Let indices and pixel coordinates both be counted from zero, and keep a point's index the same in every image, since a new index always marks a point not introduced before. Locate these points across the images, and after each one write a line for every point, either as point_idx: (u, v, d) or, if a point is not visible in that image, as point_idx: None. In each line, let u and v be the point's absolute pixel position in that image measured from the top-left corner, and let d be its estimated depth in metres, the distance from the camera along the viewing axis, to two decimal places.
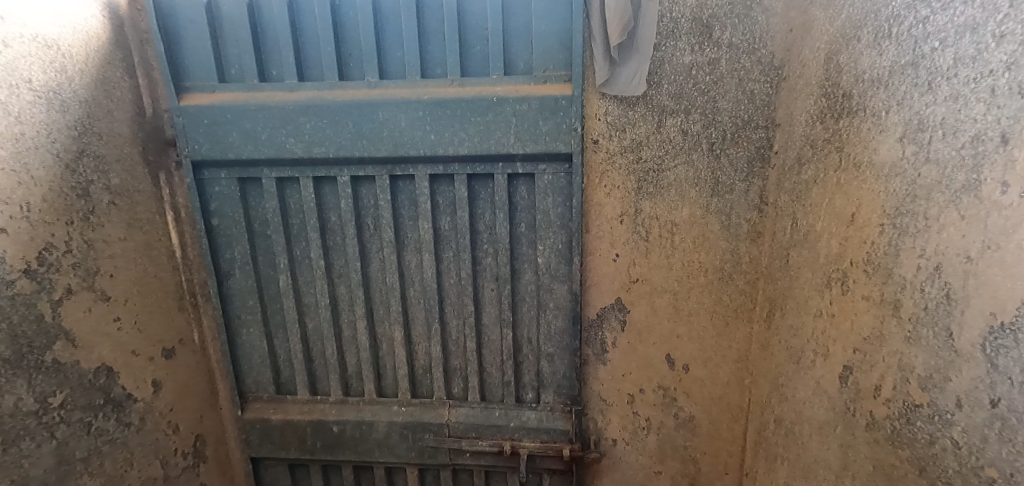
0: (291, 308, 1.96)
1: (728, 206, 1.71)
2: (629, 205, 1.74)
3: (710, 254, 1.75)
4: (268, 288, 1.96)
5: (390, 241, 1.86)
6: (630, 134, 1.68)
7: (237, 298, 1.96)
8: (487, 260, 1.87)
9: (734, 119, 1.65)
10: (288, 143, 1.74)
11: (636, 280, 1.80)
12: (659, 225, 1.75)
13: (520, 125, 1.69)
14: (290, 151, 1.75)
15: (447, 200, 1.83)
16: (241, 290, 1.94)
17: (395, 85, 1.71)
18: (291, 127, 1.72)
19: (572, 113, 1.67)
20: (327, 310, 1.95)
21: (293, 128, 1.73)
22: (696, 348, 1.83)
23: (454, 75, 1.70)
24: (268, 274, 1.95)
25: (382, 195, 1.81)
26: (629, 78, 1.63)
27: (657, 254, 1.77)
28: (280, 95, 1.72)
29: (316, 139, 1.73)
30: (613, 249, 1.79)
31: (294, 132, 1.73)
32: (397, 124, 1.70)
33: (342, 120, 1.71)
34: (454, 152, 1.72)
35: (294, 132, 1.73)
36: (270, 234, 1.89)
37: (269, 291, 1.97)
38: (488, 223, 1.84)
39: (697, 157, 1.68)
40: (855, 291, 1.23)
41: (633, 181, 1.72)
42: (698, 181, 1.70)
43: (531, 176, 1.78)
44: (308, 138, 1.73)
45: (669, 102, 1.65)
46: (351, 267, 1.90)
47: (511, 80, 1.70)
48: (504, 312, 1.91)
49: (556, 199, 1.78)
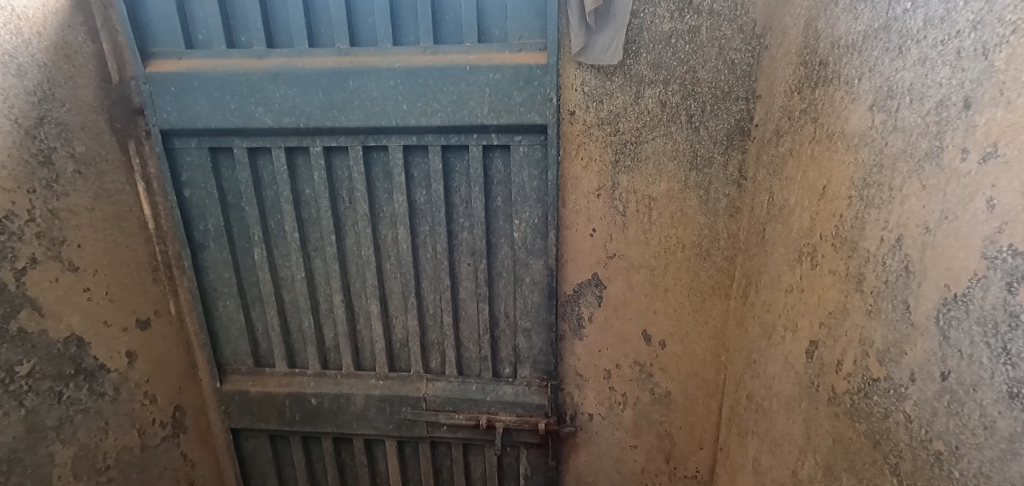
0: (267, 282, 1.95)
1: (706, 180, 1.68)
2: (606, 178, 1.71)
3: (688, 229, 1.73)
4: (243, 261, 1.95)
5: (365, 213, 1.83)
6: (607, 105, 1.65)
7: (212, 270, 1.94)
8: (462, 234, 1.85)
9: (714, 90, 1.61)
10: (258, 113, 1.71)
11: (613, 255, 1.78)
12: (636, 200, 1.72)
13: (494, 95, 1.65)
14: (261, 120, 1.72)
15: (423, 172, 1.80)
16: (216, 262, 1.93)
17: (366, 53, 1.67)
18: (261, 95, 1.69)
19: (546, 83, 1.63)
20: (303, 284, 1.94)
21: (262, 97, 1.69)
22: (672, 324, 1.82)
23: (427, 43, 1.66)
24: (243, 247, 1.93)
25: (356, 167, 1.78)
26: (606, 46, 1.59)
27: (634, 229, 1.75)
28: (248, 63, 1.69)
29: (286, 108, 1.69)
30: (590, 224, 1.76)
31: (264, 101, 1.69)
32: (368, 93, 1.66)
33: (312, 89, 1.67)
34: (427, 123, 1.68)
35: (263, 101, 1.69)
36: (244, 206, 1.87)
37: (245, 263, 1.95)
38: (463, 196, 1.81)
39: (675, 129, 1.65)
40: (824, 265, 1.21)
41: (610, 153, 1.69)
42: (677, 154, 1.67)
43: (507, 148, 1.74)
44: (279, 108, 1.70)
45: (647, 73, 1.61)
46: (326, 240, 1.88)
47: (485, 48, 1.66)
48: (481, 286, 1.89)
49: (533, 171, 1.74)
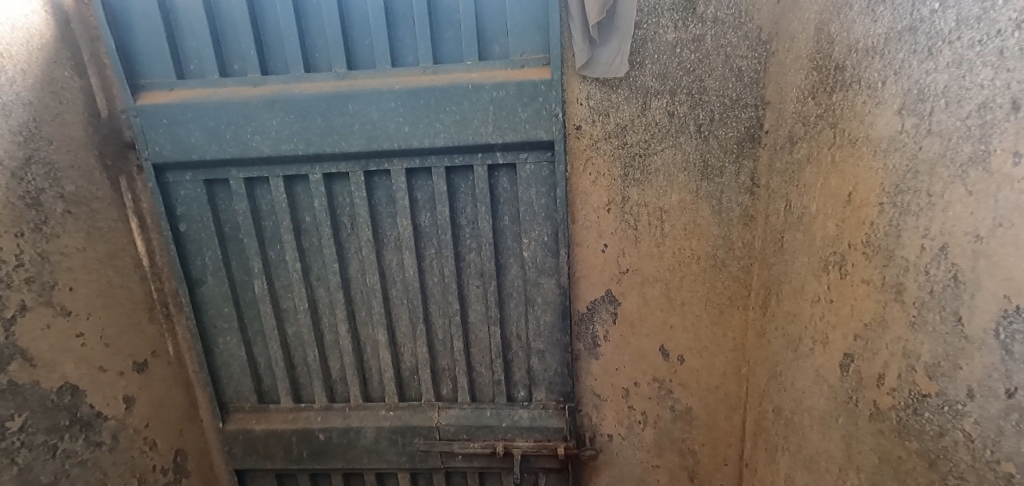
0: (269, 315, 1.87)
1: (719, 190, 1.64)
2: (616, 193, 1.67)
3: (702, 241, 1.69)
4: (243, 294, 1.87)
5: (369, 240, 1.77)
6: (614, 118, 1.61)
7: (211, 305, 1.87)
8: (470, 257, 1.79)
9: (722, 98, 1.57)
10: (254, 142, 1.65)
11: (626, 270, 1.73)
12: (648, 213, 1.68)
13: (498, 113, 1.60)
14: (257, 149, 1.65)
15: (427, 194, 1.74)
16: (214, 297, 1.85)
17: (365, 75, 1.62)
18: (256, 124, 1.63)
19: (552, 98, 1.59)
20: (307, 315, 1.86)
21: (258, 125, 1.63)
22: (691, 338, 1.77)
23: (427, 63, 1.61)
24: (242, 280, 1.85)
25: (357, 193, 1.72)
26: (610, 59, 1.55)
27: (647, 243, 1.70)
28: (242, 91, 1.63)
29: (283, 135, 1.64)
30: (602, 240, 1.72)
31: (260, 130, 1.63)
32: (368, 117, 1.61)
33: (310, 115, 1.62)
34: (430, 144, 1.63)
35: (259, 129, 1.63)
36: (242, 238, 1.80)
37: (245, 297, 1.87)
38: (470, 217, 1.75)
39: (685, 140, 1.61)
40: (854, 275, 1.17)
41: (619, 167, 1.65)
42: (687, 165, 1.63)
43: (512, 166, 1.69)
44: (276, 136, 1.64)
45: (654, 83, 1.57)
46: (329, 269, 1.81)
47: (487, 66, 1.61)
48: (491, 309, 1.83)
49: (541, 189, 1.69)
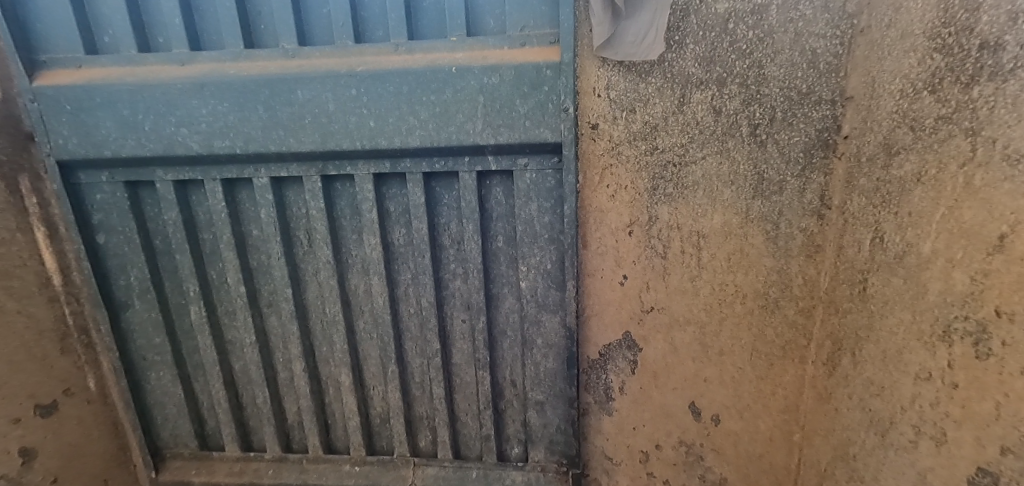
0: (208, 348, 1.50)
1: (776, 211, 1.26)
2: (641, 211, 1.30)
3: (750, 275, 1.31)
4: (179, 321, 1.50)
5: (329, 261, 1.39)
6: (641, 115, 1.23)
7: (139, 334, 1.50)
8: (454, 285, 1.42)
9: (786, 91, 1.19)
10: (179, 136, 1.25)
11: (651, 308, 1.37)
12: (681, 238, 1.31)
13: (491, 105, 1.22)
14: (184, 146, 1.26)
15: (401, 207, 1.37)
16: (142, 324, 1.48)
17: (321, 53, 1.24)
18: (182, 113, 1.24)
19: (561, 87, 1.21)
20: (254, 350, 1.49)
21: (185, 115, 1.24)
22: (729, 395, 1.40)
23: (400, 39, 1.24)
24: (176, 303, 1.47)
25: (313, 202, 1.34)
26: (640, 36, 1.18)
27: (679, 276, 1.33)
28: (166, 71, 1.24)
29: (217, 129, 1.24)
30: (620, 270, 1.35)
31: (186, 121, 1.24)
32: (324, 108, 1.22)
33: (248, 103, 1.22)
34: (402, 145, 1.25)
35: (185, 120, 1.24)
36: (174, 254, 1.41)
37: (181, 325, 1.50)
38: (454, 236, 1.38)
39: (733, 145, 1.23)
40: (1003, 359, 0.79)
41: (647, 179, 1.28)
42: (734, 177, 1.25)
43: (508, 174, 1.32)
44: (207, 128, 1.24)
45: (696, 71, 1.20)
46: (280, 294, 1.43)
47: (478, 43, 1.24)
48: (480, 350, 1.46)
49: (544, 204, 1.32)
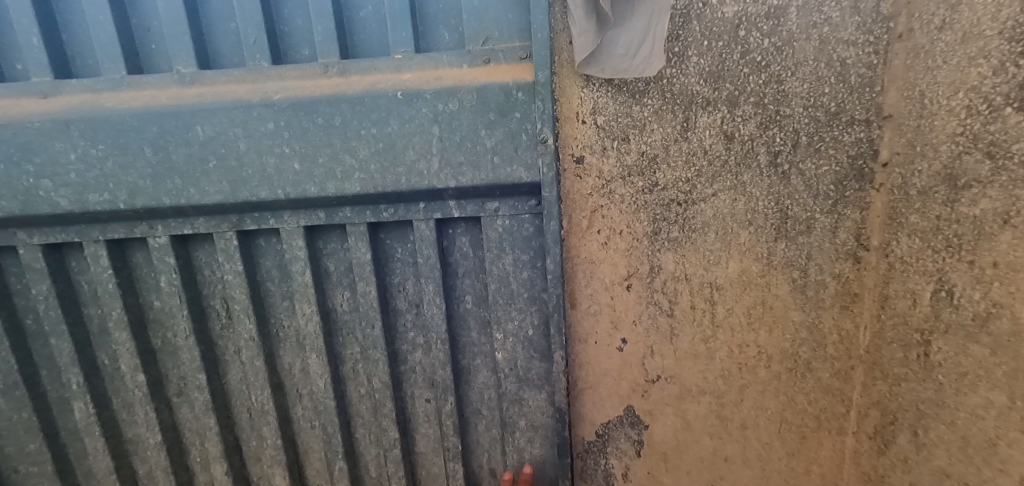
0: (100, 454, 1.12)
1: (804, 255, 1.03)
2: (640, 259, 1.06)
3: (776, 333, 1.08)
4: (62, 420, 1.11)
5: (252, 338, 1.08)
6: (637, 145, 1.00)
7: (6, 439, 1.10)
8: (414, 358, 1.13)
9: (811, 110, 0.97)
10: (41, 188, 0.95)
11: (657, 378, 1.12)
12: (691, 290, 1.07)
13: (448, 139, 0.97)
14: (48, 201, 0.95)
15: (342, 264, 1.07)
16: (10, 429, 1.09)
17: (228, 78, 0.96)
18: (43, 159, 0.94)
19: (536, 113, 0.97)
20: (161, 453, 1.13)
21: (47, 161, 0.94)
22: (755, 476, 1.16)
23: (331, 57, 0.97)
24: (58, 397, 1.10)
25: (228, 265, 1.04)
26: (633, 47, 0.95)
27: (689, 337, 1.09)
28: (21, 106, 0.95)
29: (90, 179, 0.95)
30: (617, 333, 1.10)
31: (48, 170, 0.94)
32: (232, 147, 0.95)
33: (130, 144, 0.94)
34: (337, 191, 0.98)
35: (46, 170, 0.94)
36: (49, 337, 1.06)
37: (66, 423, 1.12)
38: (411, 298, 1.09)
39: (750, 178, 1.01)
40: None
41: (647, 221, 1.04)
42: (752, 216, 1.02)
43: (474, 220, 1.06)
44: (77, 179, 0.95)
45: (702, 89, 0.97)
46: (192, 381, 1.10)
47: (430, 60, 0.98)
48: (449, 437, 1.16)
49: (521, 256, 1.06)
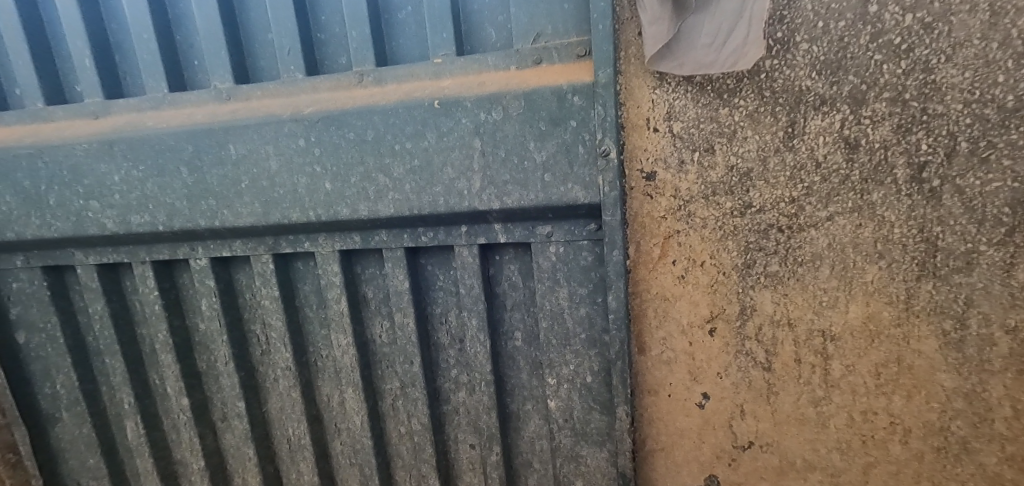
0: (150, 474, 1.17)
1: (960, 300, 0.77)
2: (728, 299, 0.85)
3: (917, 400, 0.82)
4: (119, 437, 1.17)
5: (289, 367, 1.06)
6: (724, 157, 0.80)
7: (70, 452, 1.17)
8: (457, 398, 1.02)
9: (974, 106, 0.71)
10: (90, 209, 1.00)
11: (750, 445, 0.89)
12: (797, 340, 0.84)
13: (491, 153, 0.85)
14: (96, 222, 1.01)
15: (381, 292, 1.01)
16: (74, 443, 1.16)
17: (262, 91, 0.94)
18: (90, 181, 0.99)
19: (595, 122, 0.81)
20: (204, 479, 1.16)
21: (94, 182, 0.99)
22: None
23: (366, 66, 0.90)
24: (113, 415, 1.16)
25: (266, 289, 1.03)
26: (722, 34, 0.76)
27: (793, 398, 0.86)
28: (73, 127, 1.01)
29: (132, 200, 0.99)
30: (696, 387, 0.89)
31: (95, 191, 0.99)
32: (264, 166, 0.93)
33: (168, 166, 0.96)
34: (370, 213, 0.91)
35: (94, 191, 0.99)
36: (104, 357, 1.12)
37: (121, 440, 1.17)
38: (454, 331, 0.99)
39: (881, 198, 0.76)
40: None
41: (737, 251, 0.83)
42: (884, 247, 0.78)
43: (524, 246, 0.92)
44: (121, 200, 0.99)
45: (814, 84, 0.75)
46: (232, 408, 1.11)
47: (469, 63, 0.87)
48: None
49: (578, 290, 0.90)
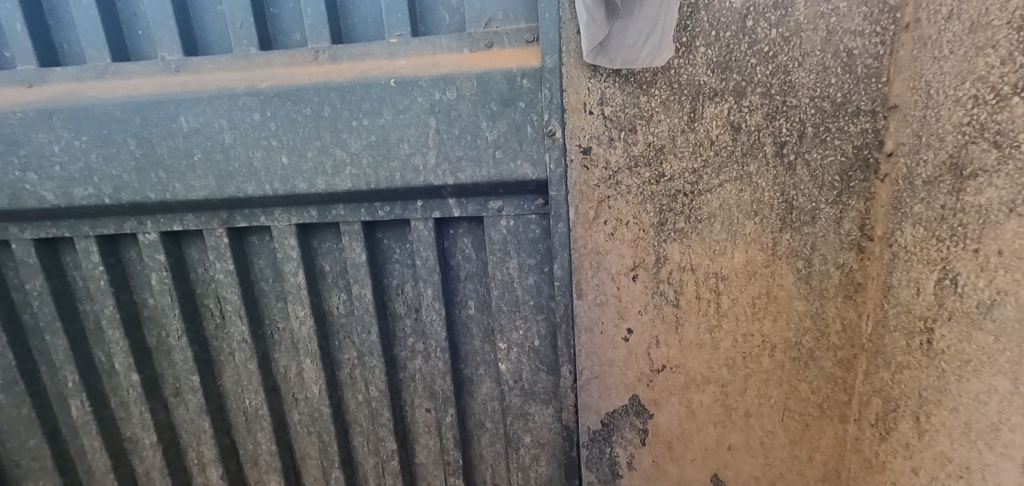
0: (98, 451, 1.39)
1: (808, 245, 1.04)
2: (647, 250, 1.06)
3: (781, 322, 1.08)
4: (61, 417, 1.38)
5: (245, 340, 1.27)
6: (644, 136, 1.00)
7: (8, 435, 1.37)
8: (414, 365, 1.27)
9: (817, 101, 0.97)
10: (28, 182, 1.14)
11: (662, 368, 1.12)
12: (696, 281, 1.08)
13: (445, 131, 1.04)
14: (34, 195, 1.15)
15: (337, 265, 1.22)
16: (12, 421, 1.35)
17: (212, 65, 1.08)
18: (29, 150, 1.12)
19: (542, 103, 1.02)
20: (156, 450, 1.38)
21: (33, 152, 1.12)
22: (759, 463, 1.16)
23: (321, 43, 1.06)
24: (56, 393, 1.36)
25: (220, 262, 1.22)
26: (640, 37, 0.95)
27: (695, 327, 1.10)
28: (14, 95, 1.12)
29: (75, 174, 1.13)
30: (623, 323, 1.10)
31: (33, 163, 1.13)
32: (218, 139, 1.08)
33: (113, 136, 1.10)
34: (328, 187, 1.09)
35: (31, 163, 1.13)
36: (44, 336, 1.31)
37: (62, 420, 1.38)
38: (409, 301, 1.23)
39: (756, 169, 1.01)
40: None
41: (653, 212, 1.04)
42: (758, 206, 1.03)
43: (477, 221, 1.16)
44: (62, 172, 1.13)
45: (709, 80, 0.97)
46: (185, 383, 1.32)
47: (420, 45, 1.05)
48: (449, 449, 1.31)
49: (527, 260, 1.14)
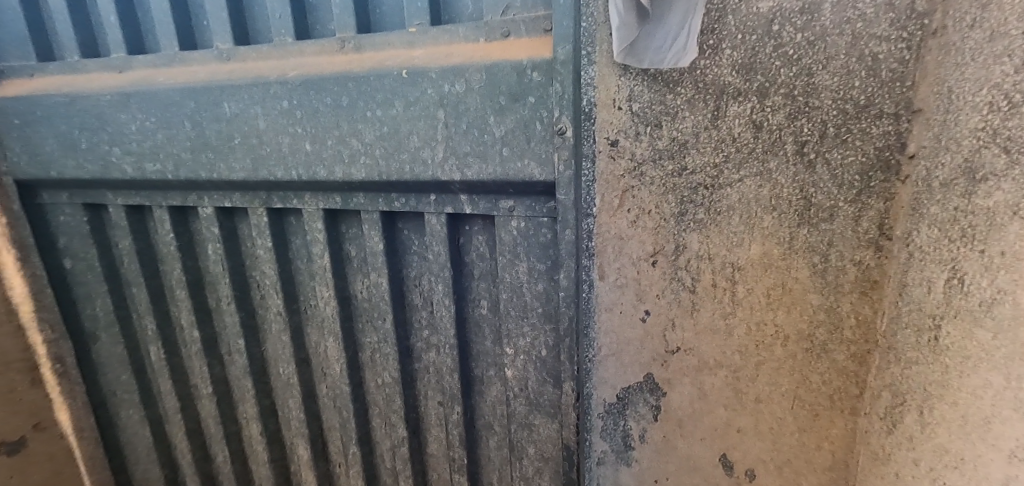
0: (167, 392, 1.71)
1: (825, 241, 1.07)
2: (667, 239, 1.14)
3: (795, 314, 1.13)
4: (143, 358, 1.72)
5: (279, 312, 1.51)
6: (669, 131, 1.07)
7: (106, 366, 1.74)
8: (428, 357, 1.42)
9: (840, 102, 1.01)
10: (111, 155, 1.42)
11: (677, 350, 1.20)
12: (714, 270, 1.14)
13: (453, 124, 1.12)
14: (117, 167, 1.43)
15: (360, 252, 1.40)
16: (110, 354, 1.73)
17: (256, 54, 1.28)
18: (113, 128, 1.39)
19: (552, 100, 1.05)
20: (212, 397, 1.67)
21: (115, 130, 1.39)
22: (766, 447, 1.21)
23: (346, 34, 1.21)
24: (140, 338, 1.70)
25: (261, 239, 1.45)
26: (668, 40, 1.02)
27: (710, 313, 1.16)
28: (108, 78, 1.40)
29: (146, 150, 1.38)
30: (641, 305, 1.18)
31: (115, 139, 1.40)
32: (253, 125, 1.27)
33: (173, 117, 1.33)
34: (345, 175, 1.24)
35: (114, 138, 1.40)
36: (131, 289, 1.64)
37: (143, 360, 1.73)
38: (425, 294, 1.37)
39: (776, 166, 1.06)
40: None
41: (675, 202, 1.11)
42: (776, 201, 1.08)
43: (491, 219, 1.24)
44: (136, 149, 1.39)
45: (733, 80, 1.03)
46: (234, 344, 1.59)
47: (434, 38, 1.15)
48: (455, 448, 1.45)
49: (538, 266, 1.21)
